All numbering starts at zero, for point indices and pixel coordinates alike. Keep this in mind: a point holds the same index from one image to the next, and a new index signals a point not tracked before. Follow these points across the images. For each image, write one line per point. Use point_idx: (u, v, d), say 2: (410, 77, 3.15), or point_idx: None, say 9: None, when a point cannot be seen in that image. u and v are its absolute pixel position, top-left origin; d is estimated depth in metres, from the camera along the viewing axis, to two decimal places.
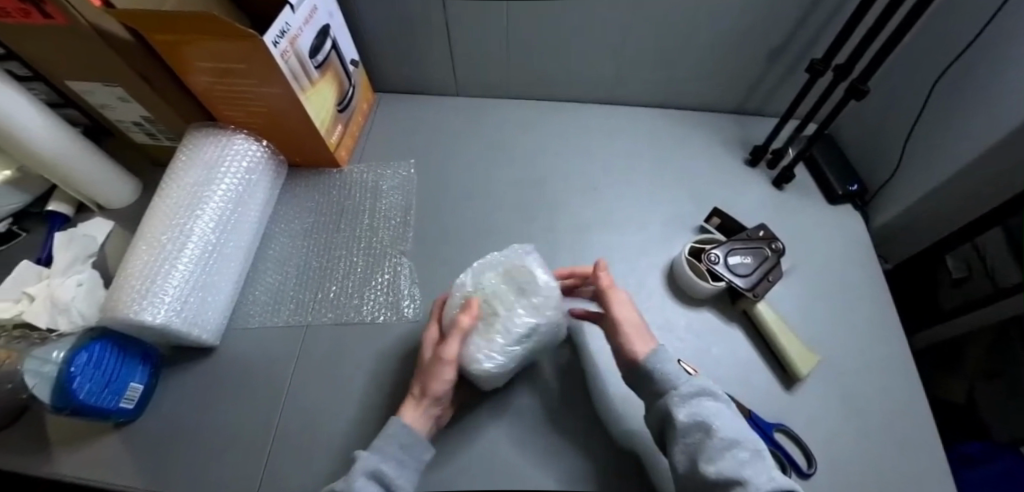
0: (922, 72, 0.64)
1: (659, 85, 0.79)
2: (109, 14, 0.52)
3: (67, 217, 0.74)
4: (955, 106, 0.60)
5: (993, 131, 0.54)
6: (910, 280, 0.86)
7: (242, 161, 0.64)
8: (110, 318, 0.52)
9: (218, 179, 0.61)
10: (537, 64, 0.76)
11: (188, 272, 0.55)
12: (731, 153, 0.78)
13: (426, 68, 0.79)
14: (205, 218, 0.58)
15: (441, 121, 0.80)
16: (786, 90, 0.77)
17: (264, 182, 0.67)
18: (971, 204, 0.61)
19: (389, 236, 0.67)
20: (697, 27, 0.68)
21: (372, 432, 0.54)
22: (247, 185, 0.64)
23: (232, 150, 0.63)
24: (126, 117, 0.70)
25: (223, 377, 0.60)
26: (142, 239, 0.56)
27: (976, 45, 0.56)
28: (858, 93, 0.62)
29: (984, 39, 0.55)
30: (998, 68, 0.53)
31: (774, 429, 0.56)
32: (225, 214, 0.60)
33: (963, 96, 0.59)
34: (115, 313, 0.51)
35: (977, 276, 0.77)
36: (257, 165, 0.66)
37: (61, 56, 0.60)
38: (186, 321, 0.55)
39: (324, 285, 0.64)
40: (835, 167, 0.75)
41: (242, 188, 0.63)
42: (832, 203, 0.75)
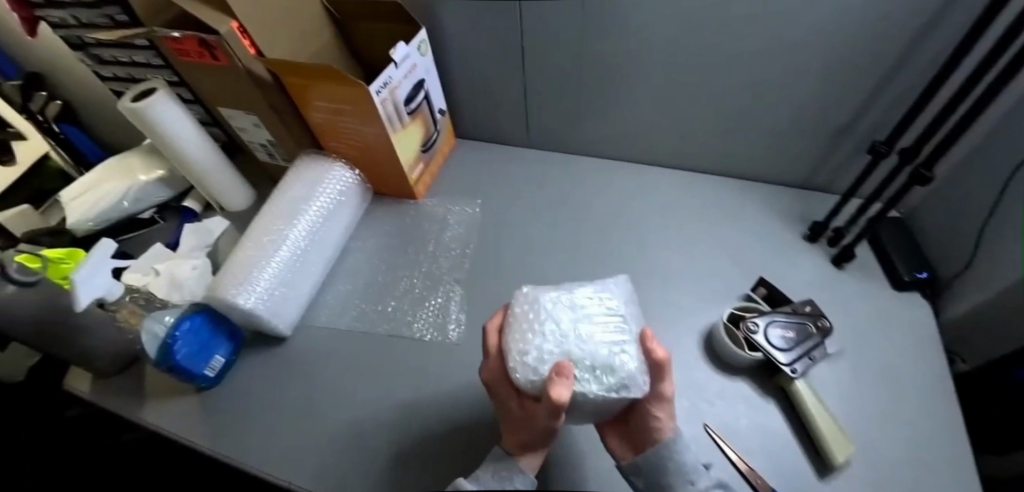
0: None
1: (719, 155, 0.83)
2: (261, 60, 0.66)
3: (195, 212, 0.90)
4: None
5: None
6: None
7: (337, 184, 0.75)
8: (213, 297, 0.64)
9: (316, 197, 0.72)
10: (601, 125, 0.83)
11: (278, 270, 0.66)
12: (787, 227, 0.78)
13: (502, 121, 0.89)
14: (299, 227, 0.70)
15: (507, 167, 0.89)
16: (851, 170, 0.77)
17: (352, 204, 0.78)
18: None
19: (447, 265, 0.75)
20: (755, 102, 0.71)
21: (404, 437, 0.59)
22: (337, 205, 0.75)
23: (331, 175, 0.75)
24: (255, 139, 0.85)
25: (288, 363, 0.69)
26: (249, 237, 0.69)
27: None
28: (922, 179, 0.61)
29: None
30: None
31: None
32: (316, 227, 0.71)
33: None
34: (219, 295, 0.63)
35: None
36: (348, 189, 0.77)
37: (219, 88, 0.77)
38: (269, 311, 0.65)
39: (384, 300, 0.73)
40: (903, 252, 0.73)
41: (333, 207, 0.74)
42: (898, 289, 0.72)
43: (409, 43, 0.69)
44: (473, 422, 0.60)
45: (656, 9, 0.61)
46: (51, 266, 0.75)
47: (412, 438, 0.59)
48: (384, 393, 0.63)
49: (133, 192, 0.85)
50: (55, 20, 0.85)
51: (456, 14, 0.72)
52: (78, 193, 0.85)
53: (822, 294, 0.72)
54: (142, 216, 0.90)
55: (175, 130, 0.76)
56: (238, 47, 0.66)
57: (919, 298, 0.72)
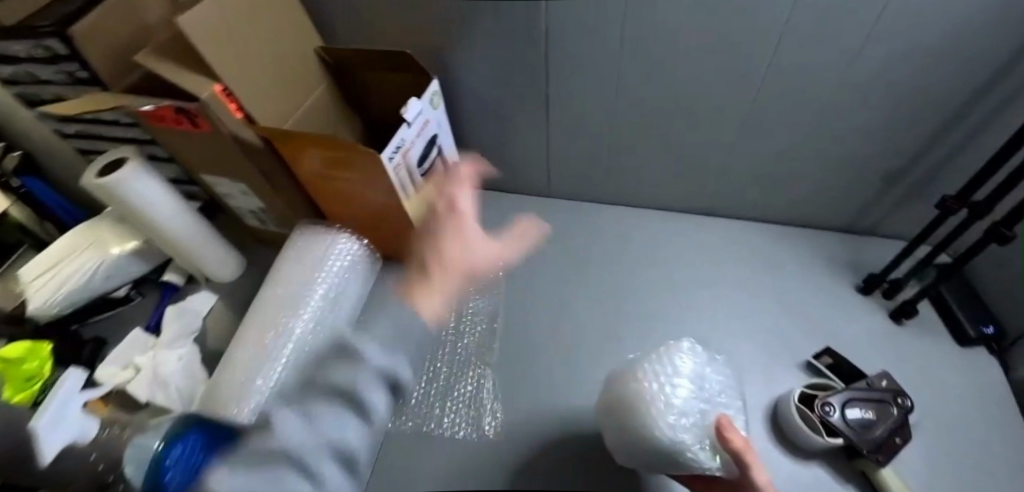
0: None
1: (759, 200, 0.77)
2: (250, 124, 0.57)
3: (177, 286, 0.79)
4: None
5: None
6: None
7: (343, 260, 0.67)
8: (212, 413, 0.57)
9: (321, 281, 0.64)
10: (630, 172, 0.76)
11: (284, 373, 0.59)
12: (838, 277, 0.72)
13: (520, 169, 0.81)
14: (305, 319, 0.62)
15: (528, 221, 0.81)
16: (904, 214, 0.71)
17: (360, 278, 0.69)
18: None
19: (474, 344, 0.67)
20: (803, 147, 0.65)
21: None
22: (344, 283, 0.66)
23: (335, 250, 0.67)
24: (244, 205, 0.75)
25: None
26: (250, 335, 0.61)
27: None
28: (1001, 237, 0.56)
29: None
30: None
31: None
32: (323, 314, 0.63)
33: None
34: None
35: None
36: (355, 263, 0.69)
37: (200, 154, 0.67)
38: None
39: (405, 390, 0.64)
40: (966, 305, 0.67)
41: (340, 288, 0.66)
42: (962, 345, 0.67)
43: (422, 99, 0.60)
44: None
45: (697, 55, 0.55)
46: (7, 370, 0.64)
47: None
48: None
49: (104, 268, 0.74)
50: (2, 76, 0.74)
51: (471, 63, 0.64)
52: (38, 271, 0.72)
53: (889, 355, 0.66)
54: (116, 294, 0.79)
55: (150, 202, 0.67)
56: (226, 115, 0.57)
57: (986, 352, 0.66)
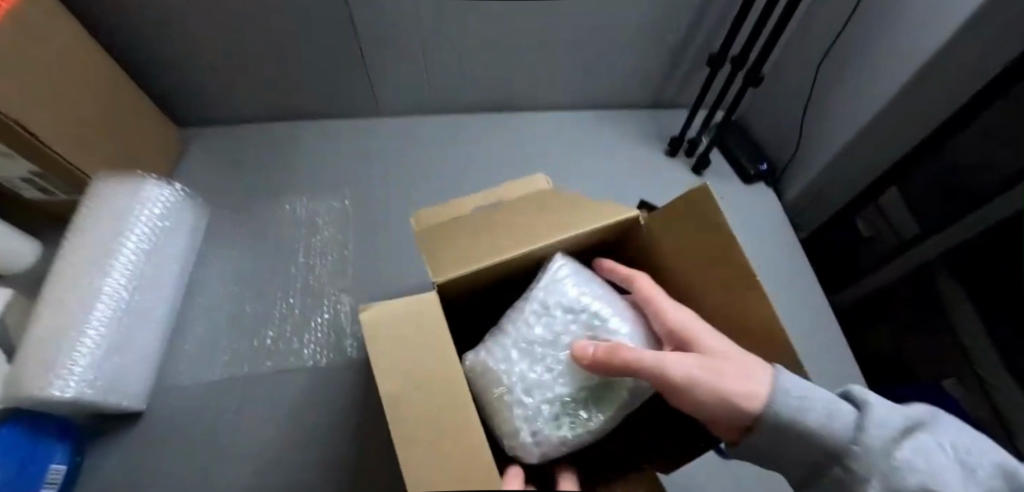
0: (812, 44, 0.71)
1: (581, 92, 0.83)
2: None
3: None
4: (845, 76, 0.67)
5: (888, 88, 0.60)
6: (823, 260, 0.87)
7: (155, 208, 0.60)
8: (12, 396, 0.47)
9: (130, 231, 0.57)
10: (460, 81, 0.78)
11: (101, 336, 0.52)
12: (652, 147, 0.84)
13: (350, 96, 0.78)
14: (116, 274, 0.55)
15: (367, 146, 0.79)
16: (696, 82, 0.83)
17: (183, 225, 0.64)
18: (877, 161, 0.68)
19: (327, 273, 0.67)
20: (606, 34, 0.71)
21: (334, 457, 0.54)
22: (162, 233, 0.61)
23: (142, 199, 0.60)
24: (9, 174, 0.61)
25: (157, 437, 0.56)
26: (46, 304, 0.52)
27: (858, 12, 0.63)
28: (754, 81, 0.68)
29: (865, 9, 0.62)
30: (883, 32, 0.60)
31: None
32: (142, 260, 0.58)
33: (850, 65, 0.66)
34: (20, 393, 0.47)
35: (883, 235, 0.80)
36: (172, 210, 0.63)
37: None
38: (106, 390, 0.51)
39: (259, 332, 0.62)
40: (746, 150, 0.83)
41: (157, 238, 0.60)
42: (747, 183, 0.82)
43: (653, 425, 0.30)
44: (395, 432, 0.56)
45: None
46: None
47: (342, 458, 0.54)
48: (285, 438, 0.56)
49: None
50: None
51: None
52: None
53: None
54: None
55: None
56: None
57: (764, 186, 0.83)
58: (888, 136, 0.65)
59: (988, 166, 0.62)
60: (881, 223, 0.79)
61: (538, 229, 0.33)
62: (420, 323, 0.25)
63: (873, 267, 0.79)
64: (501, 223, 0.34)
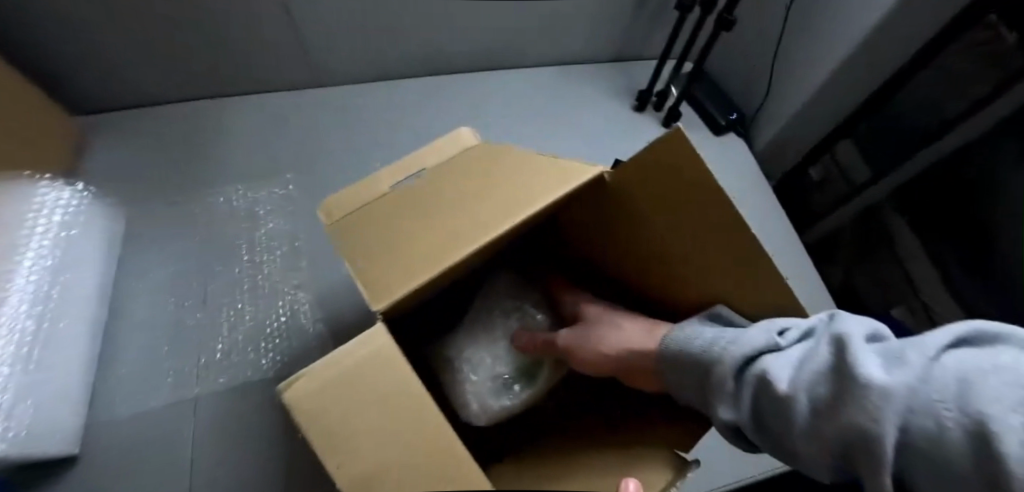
0: None
1: (541, 46, 0.76)
2: None
3: None
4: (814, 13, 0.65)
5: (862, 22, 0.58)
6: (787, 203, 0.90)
7: (53, 215, 0.51)
8: None
9: (25, 247, 0.47)
10: (407, 40, 0.69)
11: (6, 377, 0.43)
12: (620, 102, 0.79)
13: (279, 64, 0.68)
14: (14, 300, 0.45)
15: (307, 122, 0.70)
16: (661, 29, 0.78)
17: (93, 235, 0.54)
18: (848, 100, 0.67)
19: (278, 270, 0.59)
20: None
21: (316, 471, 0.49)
22: (65, 246, 0.51)
23: (33, 207, 0.49)
24: None
25: (99, 482, 0.48)
26: None
27: None
28: (726, 25, 0.64)
29: None
30: None
31: None
32: (45, 281, 0.48)
33: None
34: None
35: (834, 180, 0.86)
36: (75, 216, 0.53)
37: None
38: (23, 439, 0.42)
39: (207, 346, 0.55)
40: (715, 100, 0.80)
41: (61, 251, 0.50)
42: (718, 134, 0.79)
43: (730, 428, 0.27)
44: None
45: None
46: None
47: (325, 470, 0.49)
48: (255, 458, 0.50)
49: None
50: None
51: None
52: None
53: None
54: None
55: None
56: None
57: (735, 135, 0.80)
58: (861, 72, 0.63)
59: (930, 107, 0.70)
60: (833, 170, 0.84)
61: (483, 215, 0.30)
62: (369, 371, 0.23)
63: (830, 210, 0.87)
64: (432, 221, 0.29)
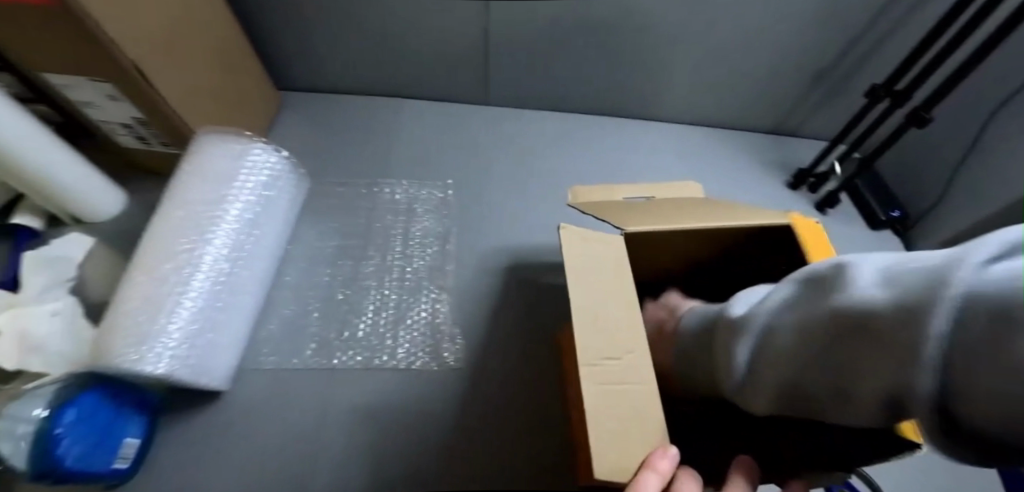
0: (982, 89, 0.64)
1: (701, 108, 0.77)
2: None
3: (36, 232, 0.63)
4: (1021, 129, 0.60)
5: None
6: None
7: (258, 174, 0.57)
8: (96, 363, 0.44)
9: (231, 199, 0.54)
10: (579, 80, 0.72)
11: (197, 308, 0.48)
12: (771, 176, 0.77)
13: (460, 81, 0.74)
14: (218, 242, 0.52)
15: (470, 134, 0.74)
16: (830, 112, 0.76)
17: (283, 199, 0.60)
18: None
19: (426, 265, 0.62)
20: (750, 49, 0.66)
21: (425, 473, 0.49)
22: (263, 205, 0.57)
23: (248, 162, 0.56)
24: (114, 118, 0.59)
25: (232, 424, 0.51)
26: (137, 268, 0.48)
27: None
28: (920, 120, 0.61)
29: None
30: None
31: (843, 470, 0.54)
32: (242, 232, 0.54)
33: None
34: (105, 364, 0.43)
35: None
36: (275, 178, 0.59)
37: (31, 46, 0.49)
38: (193, 369, 0.47)
39: (351, 322, 0.58)
40: (877, 194, 0.76)
41: (258, 208, 0.56)
42: (874, 228, 0.76)
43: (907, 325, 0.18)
44: (492, 454, 0.50)
45: None
46: None
47: (432, 475, 0.49)
48: (373, 444, 0.50)
49: None
50: None
51: None
52: None
53: None
54: None
55: None
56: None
57: (893, 234, 0.76)
58: None
59: None
60: None
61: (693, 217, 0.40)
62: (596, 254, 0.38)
63: None
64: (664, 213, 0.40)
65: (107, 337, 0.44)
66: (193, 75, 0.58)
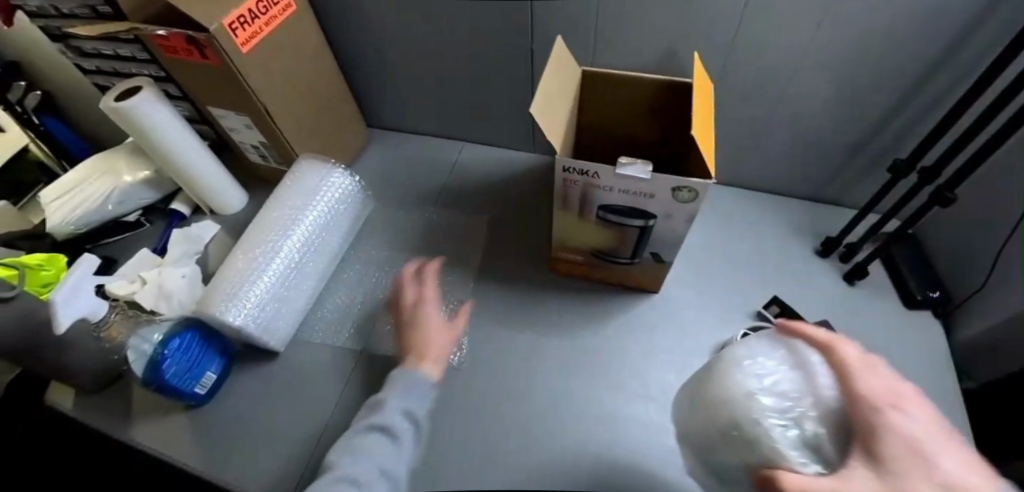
0: None
1: (730, 169, 0.81)
2: (243, 53, 0.63)
3: (184, 216, 0.86)
4: None
5: None
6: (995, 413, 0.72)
7: (335, 191, 0.74)
8: (199, 312, 0.61)
9: (311, 207, 0.71)
10: None
11: (271, 283, 0.64)
12: (799, 241, 0.77)
13: (509, 131, 0.87)
14: (295, 237, 0.68)
15: (511, 177, 0.86)
16: (865, 184, 0.76)
17: (350, 212, 0.76)
18: None
19: (450, 283, 0.75)
20: (769, 117, 0.70)
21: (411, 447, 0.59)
22: (335, 214, 0.73)
23: (329, 181, 0.73)
24: (247, 140, 0.80)
25: (282, 379, 0.67)
26: (240, 248, 0.66)
27: None
28: (944, 200, 0.60)
29: None
30: None
31: None
32: (315, 233, 0.70)
33: None
34: (206, 309, 0.60)
35: None
36: (346, 195, 0.75)
37: (206, 88, 0.71)
38: (260, 327, 0.63)
39: (384, 318, 0.72)
40: (916, 271, 0.71)
41: (329, 216, 0.72)
42: (910, 308, 0.70)
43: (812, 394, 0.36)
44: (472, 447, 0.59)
45: (700, 22, 0.60)
46: (29, 274, 0.65)
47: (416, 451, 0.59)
48: None
49: (116, 195, 0.81)
50: (32, 9, 0.78)
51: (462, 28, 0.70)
52: (61, 190, 0.80)
53: (832, 311, 0.70)
54: (127, 218, 0.85)
55: (162, 130, 0.72)
56: (231, 49, 0.61)
57: (933, 317, 0.70)
58: None
59: None
60: None
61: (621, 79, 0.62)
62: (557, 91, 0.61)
63: None
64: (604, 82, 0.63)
65: (210, 296, 0.61)
66: (302, 113, 0.77)
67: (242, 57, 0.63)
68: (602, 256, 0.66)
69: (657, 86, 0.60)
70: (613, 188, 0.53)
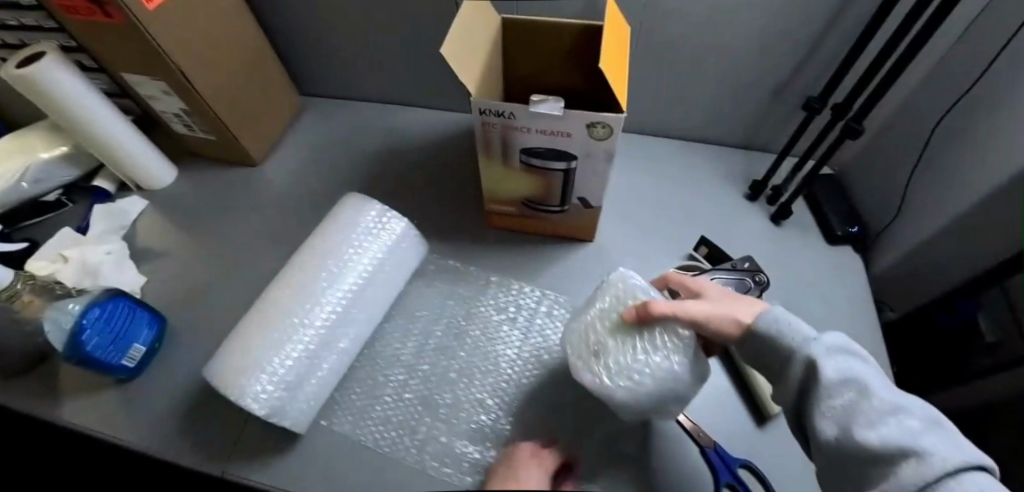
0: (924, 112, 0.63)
1: (663, 121, 0.83)
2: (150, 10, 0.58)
3: (109, 193, 0.83)
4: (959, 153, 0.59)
5: (1002, 171, 0.52)
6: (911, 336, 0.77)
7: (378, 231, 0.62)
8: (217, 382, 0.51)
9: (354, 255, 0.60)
10: None
11: (300, 350, 0.54)
12: (729, 187, 0.79)
13: (447, 92, 0.86)
14: (336, 294, 0.58)
15: (452, 139, 0.86)
16: (788, 129, 0.79)
17: (400, 258, 0.64)
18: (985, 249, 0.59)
19: None
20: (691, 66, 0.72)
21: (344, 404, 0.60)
22: (381, 262, 0.61)
23: (370, 221, 0.62)
24: (169, 108, 0.77)
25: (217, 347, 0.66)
26: (269, 305, 0.56)
27: (980, 87, 0.55)
28: (853, 132, 0.62)
29: (990, 81, 0.54)
30: (1003, 114, 0.53)
31: (739, 464, 0.54)
32: (356, 295, 0.59)
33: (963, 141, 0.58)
34: (225, 380, 0.51)
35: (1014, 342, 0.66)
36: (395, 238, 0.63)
37: (117, 51, 0.67)
38: (282, 404, 0.52)
39: None
40: (836, 209, 0.75)
41: (376, 266, 0.61)
42: (831, 243, 0.74)
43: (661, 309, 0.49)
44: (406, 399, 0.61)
45: None
46: None
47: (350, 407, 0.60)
48: None
49: (31, 173, 0.76)
50: None
51: None
52: None
53: (759, 250, 0.73)
54: (46, 198, 0.81)
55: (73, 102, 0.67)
56: (136, 5, 0.56)
57: (852, 251, 0.74)
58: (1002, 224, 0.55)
59: None
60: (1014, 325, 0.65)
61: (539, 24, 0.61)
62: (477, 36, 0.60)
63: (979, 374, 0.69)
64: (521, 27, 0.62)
65: (228, 371, 0.51)
66: (226, 78, 0.73)
67: (151, 15, 0.58)
68: (531, 205, 0.67)
69: (573, 30, 0.60)
70: (530, 128, 0.53)
